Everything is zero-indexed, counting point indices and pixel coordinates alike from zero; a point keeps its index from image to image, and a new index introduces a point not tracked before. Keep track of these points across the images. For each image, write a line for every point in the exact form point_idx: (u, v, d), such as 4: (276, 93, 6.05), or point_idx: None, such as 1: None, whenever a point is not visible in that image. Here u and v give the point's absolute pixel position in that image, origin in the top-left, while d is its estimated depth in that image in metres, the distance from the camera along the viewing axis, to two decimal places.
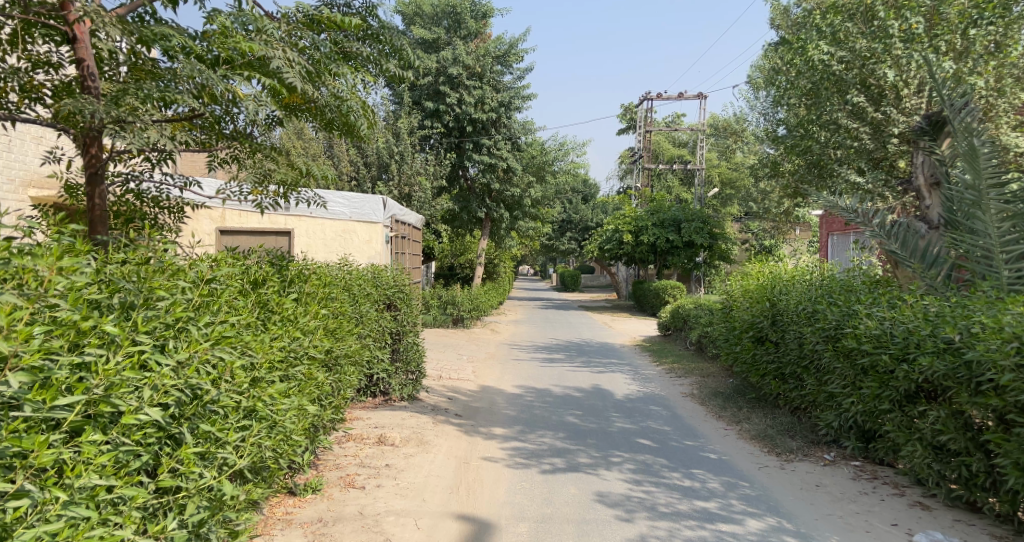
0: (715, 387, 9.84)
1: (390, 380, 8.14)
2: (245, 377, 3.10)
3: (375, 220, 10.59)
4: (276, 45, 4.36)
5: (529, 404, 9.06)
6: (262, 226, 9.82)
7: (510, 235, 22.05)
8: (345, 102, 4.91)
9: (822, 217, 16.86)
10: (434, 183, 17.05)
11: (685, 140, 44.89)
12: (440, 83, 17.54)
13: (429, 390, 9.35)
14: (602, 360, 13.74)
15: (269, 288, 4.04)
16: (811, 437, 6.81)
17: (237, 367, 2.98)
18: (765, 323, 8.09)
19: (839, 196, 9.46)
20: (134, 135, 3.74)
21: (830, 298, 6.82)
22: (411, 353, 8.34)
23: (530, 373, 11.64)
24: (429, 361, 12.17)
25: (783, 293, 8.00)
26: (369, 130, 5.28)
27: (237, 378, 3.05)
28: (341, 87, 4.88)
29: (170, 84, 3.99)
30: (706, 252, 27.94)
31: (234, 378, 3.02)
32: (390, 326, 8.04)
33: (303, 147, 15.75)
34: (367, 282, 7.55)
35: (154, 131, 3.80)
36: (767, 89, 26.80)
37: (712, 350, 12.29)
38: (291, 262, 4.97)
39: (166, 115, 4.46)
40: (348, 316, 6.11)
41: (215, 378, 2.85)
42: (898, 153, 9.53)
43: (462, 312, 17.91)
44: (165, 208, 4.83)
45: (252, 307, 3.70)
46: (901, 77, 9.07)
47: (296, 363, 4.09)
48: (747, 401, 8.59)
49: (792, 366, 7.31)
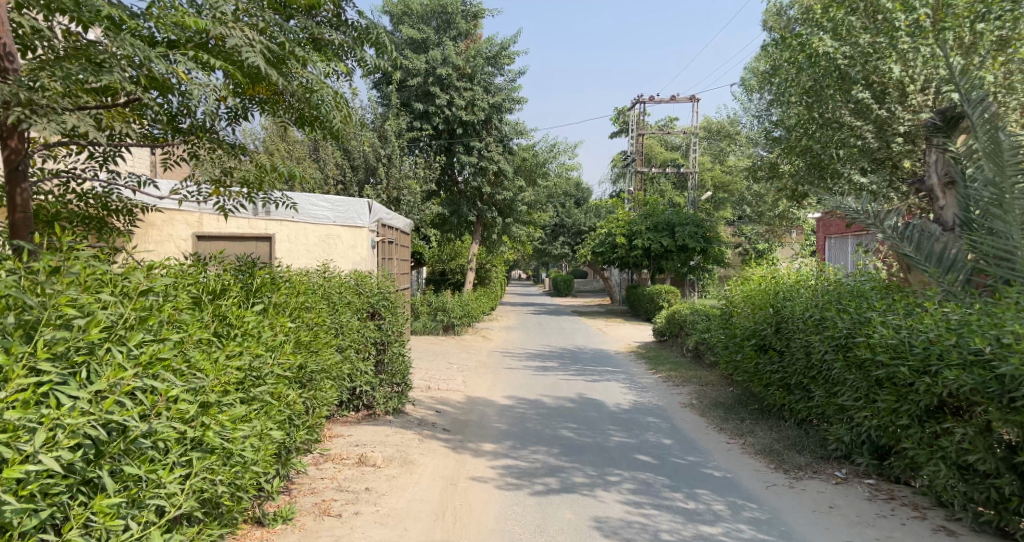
0: (715, 397, 9.46)
1: (374, 394, 7.72)
2: (190, 406, 2.70)
3: (360, 224, 10.29)
4: (233, 24, 3.95)
5: (521, 417, 8.65)
6: (243, 231, 9.40)
7: (502, 240, 21.67)
8: (317, 93, 4.52)
9: (820, 220, 16.60)
10: (424, 186, 16.64)
11: (678, 143, 44.63)
12: (430, 84, 17.10)
13: (416, 402, 8.93)
14: (597, 368, 13.33)
15: (228, 299, 3.66)
16: (820, 452, 6.44)
17: (177, 394, 2.60)
18: (768, 331, 7.69)
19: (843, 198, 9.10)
20: (47, 121, 3.42)
21: (838, 305, 6.44)
22: (399, 365, 7.94)
23: (522, 383, 11.23)
24: (418, 370, 11.76)
25: (786, 299, 7.63)
26: (344, 124, 4.92)
27: (180, 407, 2.66)
28: (311, 75, 4.53)
29: (105, 68, 3.58)
30: (700, 256, 27.63)
31: (175, 406, 2.64)
32: (374, 336, 7.66)
33: (287, 151, 15.33)
34: (349, 290, 7.23)
35: (74, 118, 3.48)
36: (761, 92, 26.52)
37: (710, 358, 11.92)
38: (260, 269, 4.62)
39: (103, 101, 4.13)
40: (324, 325, 5.70)
41: (145, 408, 2.47)
42: (903, 153, 9.20)
43: (452, 319, 17.47)
44: (114, 211, 4.53)
45: (206, 321, 3.30)
46: (907, 73, 8.71)
47: (261, 382, 3.70)
48: (750, 413, 8.21)
49: (798, 377, 6.93)
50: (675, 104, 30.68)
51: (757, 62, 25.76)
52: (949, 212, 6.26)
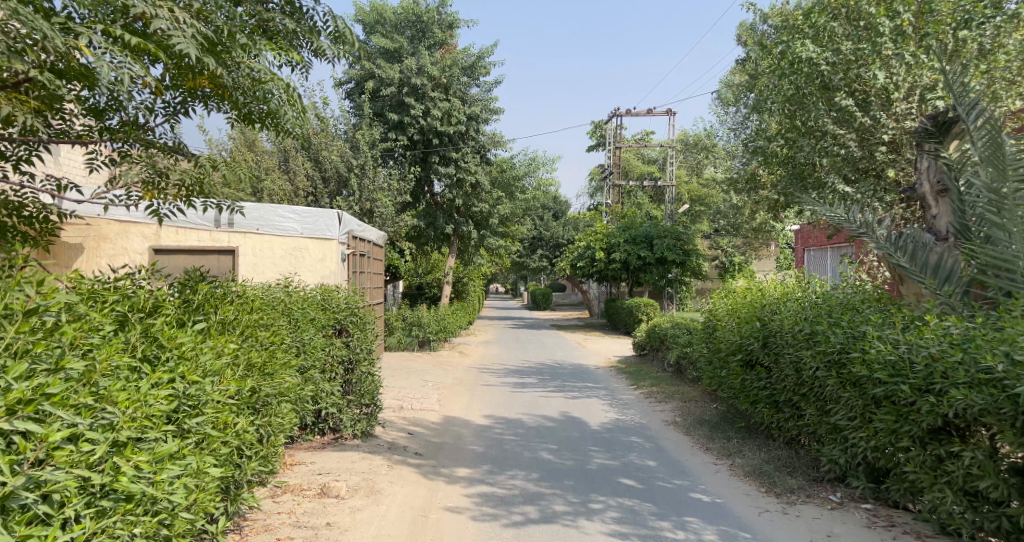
0: (700, 414, 9.14)
1: (341, 416, 7.27)
2: (84, 450, 2.38)
3: (329, 237, 9.84)
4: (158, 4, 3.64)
5: (498, 438, 8.26)
6: (202, 245, 9.07)
7: (479, 253, 21.29)
8: (265, 84, 4.41)
9: (799, 231, 16.51)
10: (397, 198, 16.23)
11: (654, 157, 44.65)
12: (404, 94, 16.70)
13: (387, 424, 8.50)
14: (577, 384, 12.95)
15: (161, 320, 3.27)
16: (813, 474, 6.13)
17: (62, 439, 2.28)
18: (755, 346, 7.35)
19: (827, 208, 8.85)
20: None
21: (829, 319, 6.12)
22: (368, 385, 7.52)
23: (500, 401, 10.83)
24: (391, 388, 11.32)
25: (773, 312, 7.30)
26: (294, 114, 4.81)
27: (68, 453, 2.33)
28: (259, 68, 4.39)
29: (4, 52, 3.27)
30: (678, 269, 27.46)
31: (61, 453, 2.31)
32: (341, 354, 7.23)
33: (256, 162, 14.83)
34: (313, 306, 6.81)
35: None
36: (738, 105, 26.49)
37: (692, 373, 11.60)
38: (204, 284, 4.23)
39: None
40: (280, 344, 5.27)
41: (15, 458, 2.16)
42: (887, 162, 8.91)
43: (428, 334, 17.03)
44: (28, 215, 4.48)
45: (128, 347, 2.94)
46: (891, 80, 8.44)
47: (200, 411, 3.28)
48: (736, 431, 7.89)
49: (787, 393, 6.62)
50: (652, 117, 30.65)
51: (733, 75, 25.79)
52: (942, 221, 5.90)
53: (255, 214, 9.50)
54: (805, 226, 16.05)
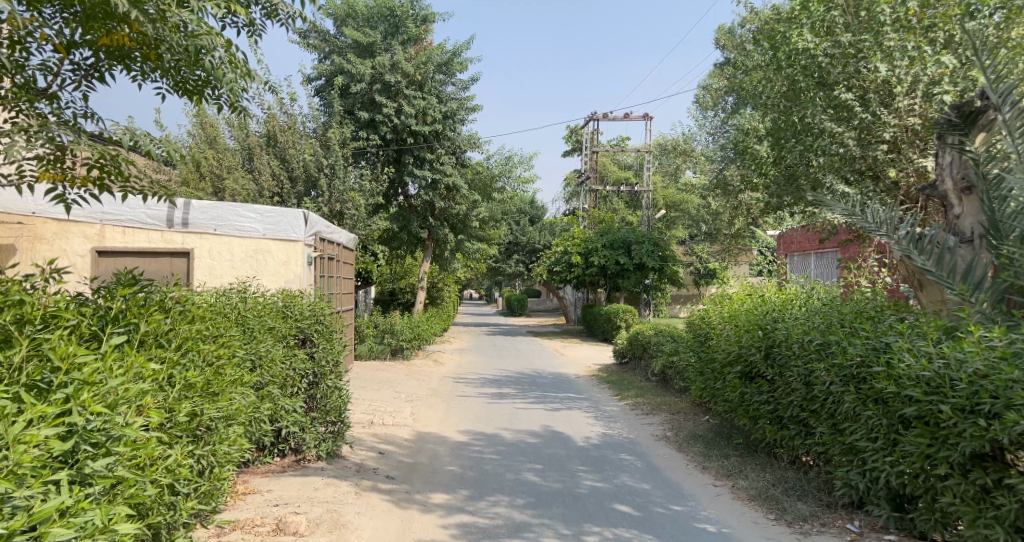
0: (692, 428, 8.58)
1: (304, 436, 6.60)
2: None
3: (295, 238, 9.38)
4: None
5: (478, 458, 7.62)
6: (152, 246, 8.66)
7: (454, 257, 20.63)
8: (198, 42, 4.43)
9: (783, 236, 16.24)
10: (369, 201, 15.52)
11: (631, 163, 44.36)
12: (376, 91, 16.01)
13: (356, 442, 7.83)
14: (557, 394, 12.34)
15: (49, 343, 2.73)
16: (826, 498, 5.59)
17: None
18: (757, 356, 6.75)
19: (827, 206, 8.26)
20: None
21: (843, 328, 5.57)
22: (334, 401, 6.88)
23: (478, 414, 10.17)
24: (362, 401, 10.62)
25: (777, 320, 6.73)
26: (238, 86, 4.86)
27: None
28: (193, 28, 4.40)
29: None
30: (656, 275, 27.06)
31: None
32: (304, 368, 6.57)
33: (218, 160, 14.06)
34: (270, 313, 6.12)
35: None
36: (717, 109, 26.16)
37: (679, 383, 11.05)
38: (123, 293, 3.62)
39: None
40: (229, 358, 4.59)
41: None
42: (886, 162, 8.05)
43: (401, 342, 16.33)
44: None
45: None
46: (893, 73, 7.81)
47: (109, 450, 2.65)
48: (731, 448, 7.33)
49: (793, 409, 6.07)
50: (630, 122, 30.25)
51: (713, 79, 25.44)
52: (966, 221, 5.40)
53: (212, 213, 9.00)
54: (788, 229, 15.95)
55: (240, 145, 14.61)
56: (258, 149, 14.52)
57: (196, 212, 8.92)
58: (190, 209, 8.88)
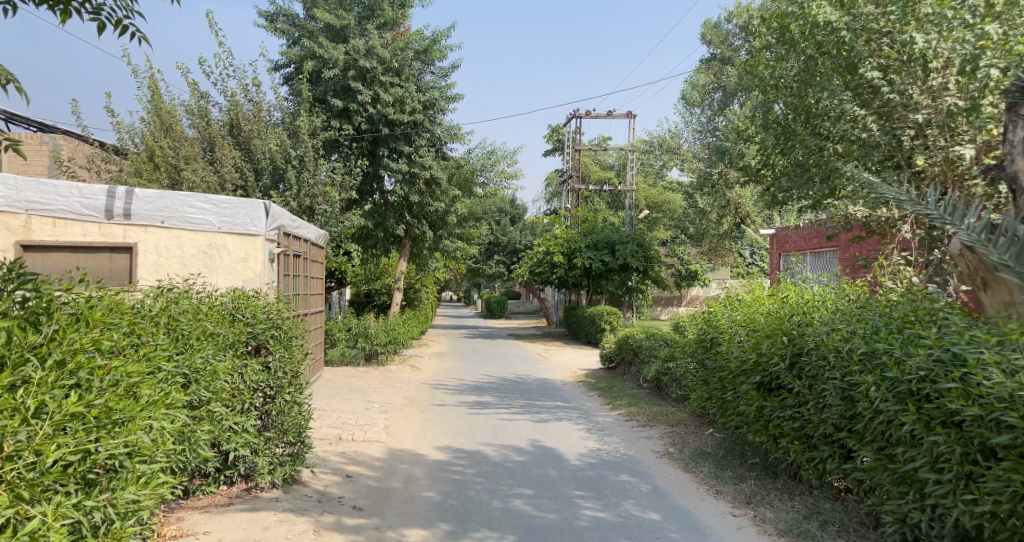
0: (696, 444, 7.73)
1: (256, 459, 5.67)
2: None
3: (254, 233, 8.74)
4: None
5: (460, 481, 6.72)
6: (88, 240, 7.96)
7: (433, 257, 19.75)
8: None
9: (776, 234, 15.62)
10: (342, 195, 14.83)
11: (612, 163, 43.63)
12: (350, 78, 15.01)
13: (322, 464, 6.93)
14: (544, 403, 11.47)
15: None
16: (871, 536, 4.74)
17: None
18: (781, 367, 5.82)
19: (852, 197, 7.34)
20: None
21: (894, 335, 4.66)
22: (291, 418, 5.96)
23: (458, 426, 9.27)
24: (330, 412, 9.69)
25: (803, 324, 5.81)
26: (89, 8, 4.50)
27: None
28: None
29: None
30: (638, 276, 26.36)
31: None
32: (256, 381, 5.62)
33: (175, 150, 13.04)
34: (202, 318, 5.11)
35: None
36: (703, 106, 25.52)
37: (676, 392, 10.22)
38: None
39: None
40: (146, 374, 3.63)
41: None
42: (914, 149, 7.07)
43: (375, 347, 15.38)
44: None
45: None
46: (930, 45, 6.82)
47: None
48: (746, 469, 6.46)
49: (826, 428, 5.14)
50: (614, 119, 29.51)
51: (701, 74, 24.74)
52: None
53: (159, 203, 8.32)
54: (783, 228, 15.31)
55: (201, 134, 13.63)
56: (220, 139, 13.56)
57: (140, 202, 8.23)
58: (132, 198, 8.17)
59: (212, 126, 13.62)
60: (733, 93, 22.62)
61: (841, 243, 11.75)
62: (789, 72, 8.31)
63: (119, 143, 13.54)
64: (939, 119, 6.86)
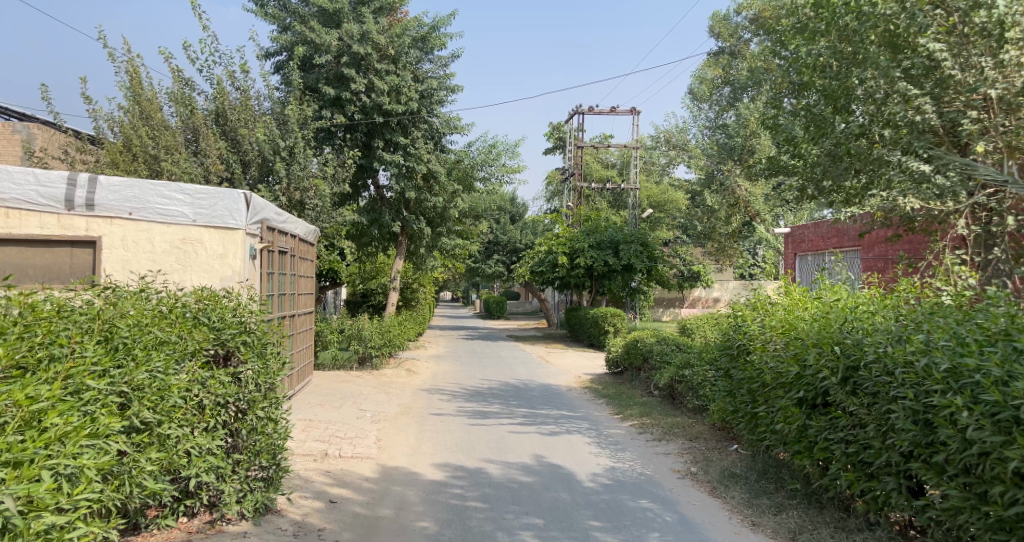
0: (722, 464, 6.92)
1: (222, 487, 4.89)
2: None
3: (232, 226, 8.00)
4: None
5: (459, 507, 5.93)
6: (44, 233, 7.32)
7: (431, 255, 18.96)
8: None
9: (791, 234, 14.88)
10: (333, 189, 14.09)
11: (614, 161, 42.76)
12: (343, 65, 14.30)
13: (303, 486, 6.15)
14: (549, 412, 10.69)
15: None
16: None
17: None
18: (828, 382, 4.91)
19: (908, 182, 6.44)
20: None
21: (987, 347, 3.80)
22: (263, 438, 5.19)
23: (457, 440, 8.49)
24: (317, 422, 8.89)
25: (857, 331, 4.88)
26: None
27: None
28: None
29: None
30: (643, 276, 25.58)
31: None
32: (220, 396, 4.78)
33: (155, 139, 12.53)
34: (150, 321, 4.25)
35: None
36: (710, 101, 24.85)
37: (692, 402, 9.46)
38: None
39: None
40: (74, 406, 3.03)
41: None
42: (976, 133, 6.25)
43: (369, 349, 14.58)
44: None
45: None
46: (1003, 12, 6.02)
47: None
48: (784, 496, 5.64)
49: (891, 457, 4.26)
50: (617, 115, 28.77)
51: (710, 68, 24.01)
52: None
53: (127, 193, 7.57)
54: (798, 228, 14.53)
55: (184, 122, 13.10)
56: (205, 128, 13.03)
57: (105, 191, 7.48)
58: (97, 187, 7.43)
59: (196, 115, 13.09)
60: (743, 88, 21.89)
61: (873, 240, 10.89)
62: (830, 53, 7.34)
63: (96, 132, 12.80)
64: (1011, 96, 6.02)
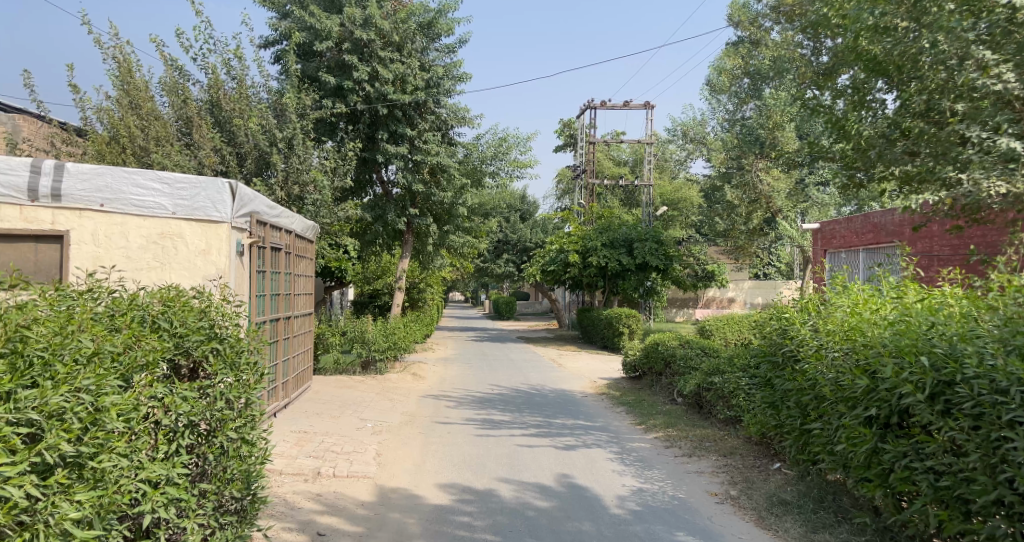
0: (764, 487, 6.08)
1: (183, 524, 3.99)
2: None
3: (216, 219, 7.23)
4: None
5: (467, 539, 5.13)
6: (4, 227, 6.54)
7: (438, 254, 18.21)
8: None
9: (819, 231, 14.04)
10: (335, 183, 13.40)
11: (626, 159, 41.95)
12: (344, 52, 13.61)
13: (285, 517, 5.37)
14: (564, 422, 9.89)
15: None
16: None
17: None
18: (905, 399, 4.07)
19: (989, 160, 5.62)
20: None
21: None
22: (235, 463, 4.43)
23: (465, 454, 7.69)
24: (312, 434, 8.10)
25: (945, 337, 4.02)
26: None
27: None
28: None
29: None
30: (658, 276, 24.76)
31: None
32: (176, 416, 4.00)
33: (145, 130, 11.79)
34: (80, 327, 3.53)
35: None
36: (729, 93, 24.02)
37: (722, 412, 8.64)
38: None
39: None
40: None
41: None
42: None
43: (373, 353, 13.80)
44: None
45: None
46: None
47: None
48: (848, 531, 4.80)
49: (1006, 497, 3.44)
50: (631, 110, 27.97)
51: (729, 59, 23.19)
52: None
53: (97, 182, 6.79)
54: (827, 223, 13.63)
55: (176, 112, 12.37)
56: (198, 118, 12.28)
57: (74, 179, 6.71)
58: (64, 175, 6.65)
59: (189, 104, 12.38)
60: (765, 77, 21.05)
61: (937, 233, 9.99)
62: (897, 15, 6.47)
63: (83, 122, 12.06)
64: None
